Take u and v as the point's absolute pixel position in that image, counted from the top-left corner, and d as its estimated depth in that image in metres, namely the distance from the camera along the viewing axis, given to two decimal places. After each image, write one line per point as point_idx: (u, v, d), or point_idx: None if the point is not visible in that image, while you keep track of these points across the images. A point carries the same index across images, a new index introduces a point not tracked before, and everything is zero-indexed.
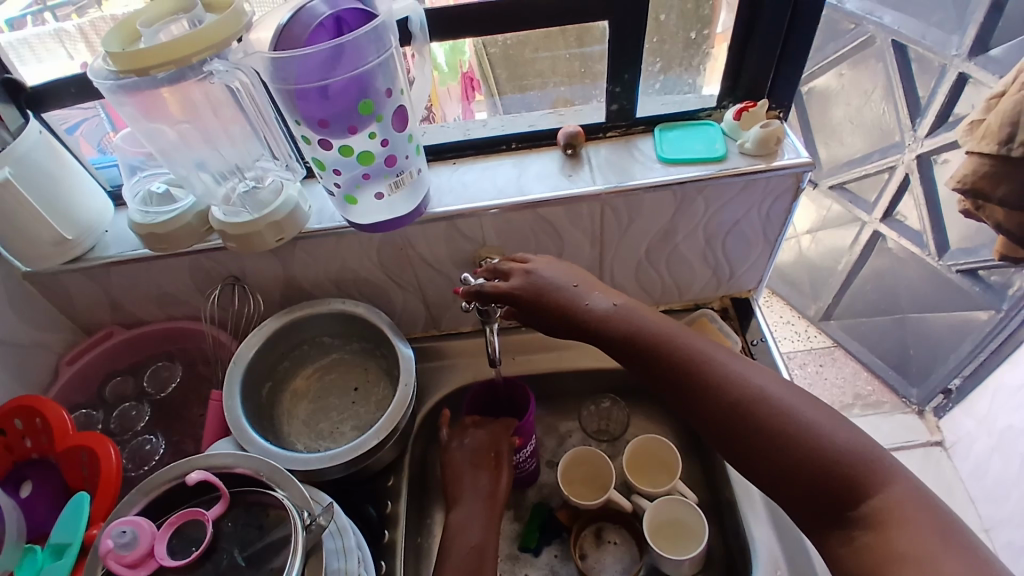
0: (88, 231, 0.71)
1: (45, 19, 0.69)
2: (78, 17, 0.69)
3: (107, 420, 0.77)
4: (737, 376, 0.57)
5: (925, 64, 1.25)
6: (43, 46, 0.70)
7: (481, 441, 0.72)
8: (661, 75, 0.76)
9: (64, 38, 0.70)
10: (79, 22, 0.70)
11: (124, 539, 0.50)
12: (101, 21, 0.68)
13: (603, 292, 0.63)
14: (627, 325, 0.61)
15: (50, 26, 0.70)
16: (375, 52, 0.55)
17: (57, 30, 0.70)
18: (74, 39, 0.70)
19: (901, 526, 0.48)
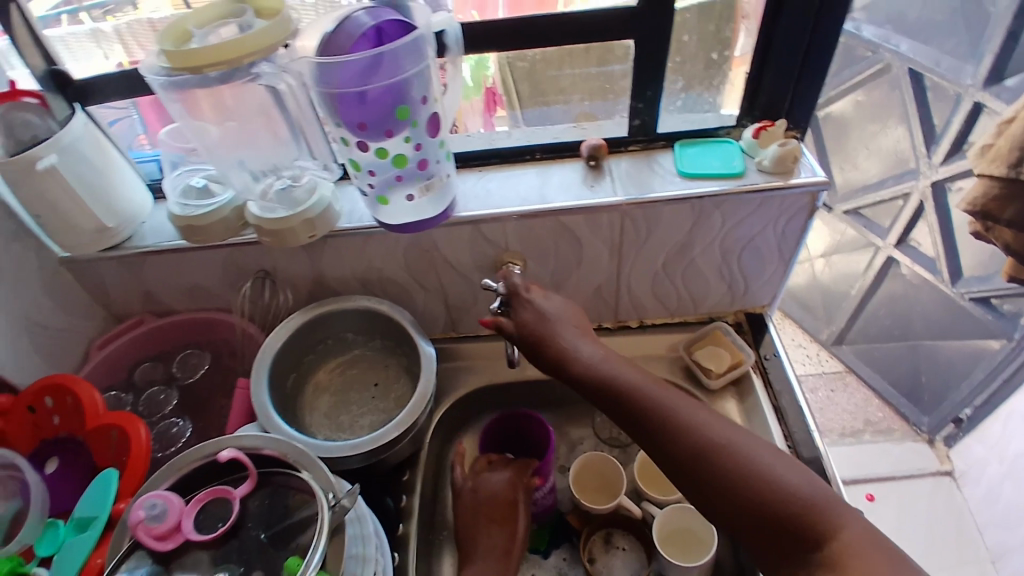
0: (128, 221, 0.74)
1: (81, 19, 0.73)
2: (113, 19, 0.74)
3: (135, 403, 0.79)
4: (693, 423, 0.56)
5: (940, 93, 1.28)
6: (79, 44, 0.75)
7: (497, 489, 0.73)
8: (683, 93, 0.78)
9: (100, 38, 0.75)
10: (114, 23, 0.74)
11: (155, 512, 0.53)
12: (139, 25, 0.74)
13: (591, 339, 0.65)
14: (602, 372, 0.61)
15: (85, 25, 0.74)
16: (413, 62, 0.58)
17: (93, 30, 0.74)
18: (110, 40, 0.75)
19: (859, 567, 0.47)
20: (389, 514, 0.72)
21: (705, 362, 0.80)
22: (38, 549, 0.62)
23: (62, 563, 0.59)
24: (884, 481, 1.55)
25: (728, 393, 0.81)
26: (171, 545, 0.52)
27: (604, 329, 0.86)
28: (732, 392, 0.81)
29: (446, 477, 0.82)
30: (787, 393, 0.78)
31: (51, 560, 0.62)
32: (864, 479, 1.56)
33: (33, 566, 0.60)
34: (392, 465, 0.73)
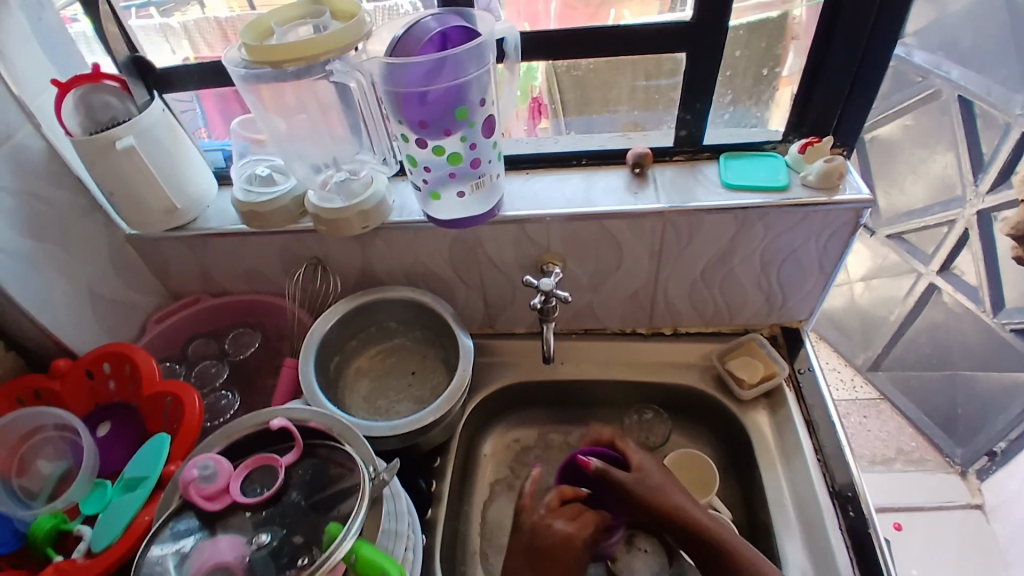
0: (195, 204, 0.79)
1: (150, 13, 0.80)
2: (181, 15, 0.80)
3: (188, 375, 0.84)
4: (730, 542, 0.65)
5: (991, 121, 1.25)
6: (149, 38, 0.81)
7: (556, 539, 0.66)
8: (731, 107, 0.80)
9: (169, 33, 0.81)
10: (181, 19, 0.81)
11: (206, 473, 0.57)
12: (205, 21, 0.81)
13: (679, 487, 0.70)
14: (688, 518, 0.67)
15: (154, 20, 0.80)
16: (475, 67, 0.62)
17: (162, 25, 0.81)
18: (178, 36, 0.82)
19: None
20: (421, 495, 0.75)
21: (738, 372, 0.81)
22: (85, 507, 0.66)
23: (105, 523, 0.62)
24: (915, 512, 1.56)
25: (759, 405, 0.81)
26: (218, 506, 0.56)
27: (638, 335, 0.88)
28: (763, 403, 0.81)
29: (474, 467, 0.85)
30: (820, 408, 0.78)
31: (94, 519, 0.66)
32: (894, 507, 1.57)
33: (77, 523, 0.65)
34: (425, 450, 0.75)
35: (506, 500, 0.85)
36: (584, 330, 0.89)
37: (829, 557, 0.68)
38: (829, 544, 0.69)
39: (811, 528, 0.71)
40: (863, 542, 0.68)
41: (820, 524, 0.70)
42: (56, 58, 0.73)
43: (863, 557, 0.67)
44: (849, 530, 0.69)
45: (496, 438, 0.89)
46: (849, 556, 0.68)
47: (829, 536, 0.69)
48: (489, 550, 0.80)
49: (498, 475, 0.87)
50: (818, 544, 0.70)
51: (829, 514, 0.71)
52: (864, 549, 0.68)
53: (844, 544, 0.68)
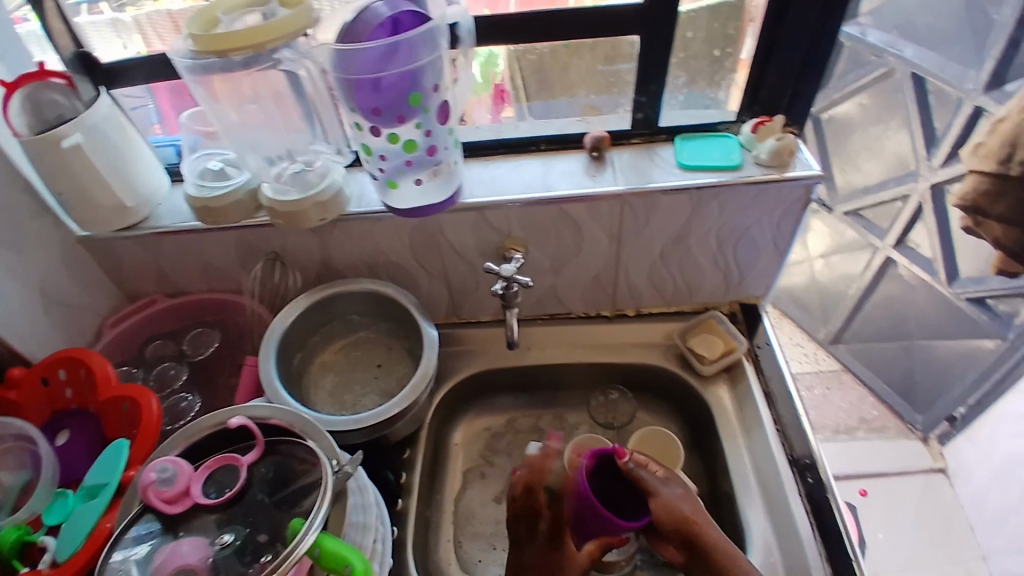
0: (147, 202, 0.77)
1: (101, 9, 0.76)
2: (132, 10, 0.77)
3: (146, 377, 0.82)
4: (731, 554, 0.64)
5: (943, 97, 1.29)
6: (99, 33, 0.78)
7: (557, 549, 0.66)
8: (685, 89, 0.81)
9: (119, 28, 0.78)
10: (133, 14, 0.77)
11: (166, 475, 0.56)
12: (156, 15, 0.77)
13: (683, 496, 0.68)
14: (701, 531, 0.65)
15: (105, 15, 0.77)
16: (428, 51, 0.60)
17: (112, 19, 0.77)
18: (129, 29, 0.78)
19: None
20: (390, 487, 0.75)
21: (699, 349, 0.83)
22: (47, 518, 0.64)
23: (70, 531, 0.61)
24: (877, 477, 1.60)
25: (720, 379, 0.84)
26: (179, 509, 0.55)
27: (602, 317, 0.89)
28: (724, 378, 0.84)
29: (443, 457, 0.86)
30: (778, 380, 0.81)
31: (58, 529, 0.64)
32: (857, 475, 1.60)
33: (42, 534, 0.62)
34: (393, 441, 0.75)
35: (478, 487, 0.86)
36: (549, 314, 0.89)
37: (790, 523, 0.71)
38: (789, 511, 0.71)
39: (771, 496, 0.74)
40: (822, 507, 0.71)
41: (780, 492, 0.73)
42: (5, 57, 0.72)
43: (822, 522, 0.70)
44: (808, 496, 0.72)
45: (465, 427, 0.90)
46: (809, 521, 0.70)
47: (789, 502, 0.72)
48: (462, 536, 0.81)
49: (469, 462, 0.87)
50: (779, 511, 0.72)
51: (789, 483, 0.73)
52: (823, 514, 0.70)
53: (805, 511, 0.71)
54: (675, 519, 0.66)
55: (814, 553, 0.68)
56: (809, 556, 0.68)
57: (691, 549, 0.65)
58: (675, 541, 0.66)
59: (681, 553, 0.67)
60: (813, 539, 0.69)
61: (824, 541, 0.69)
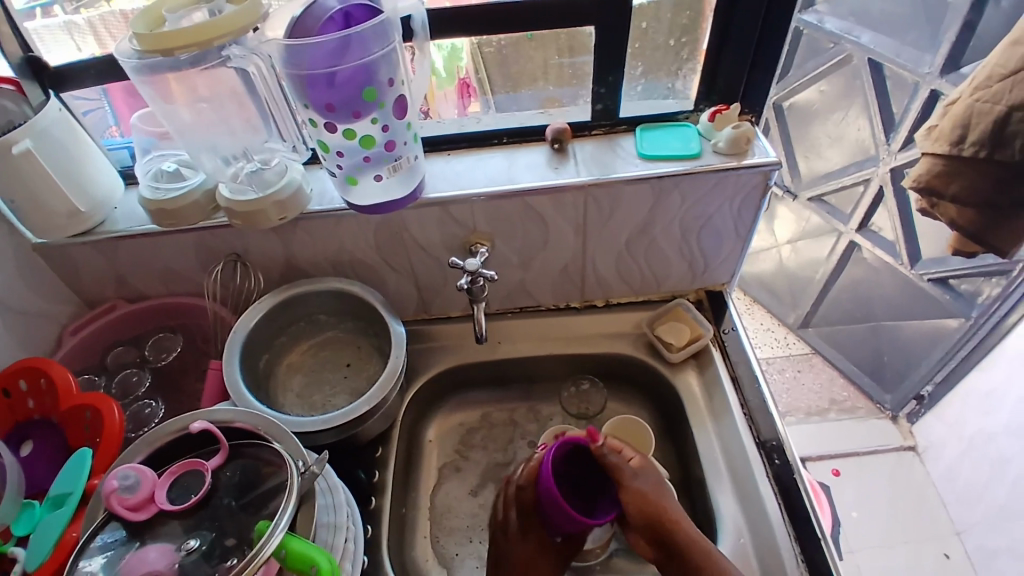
0: (100, 206, 0.75)
1: (54, 12, 0.73)
2: (86, 11, 0.74)
3: (108, 385, 0.80)
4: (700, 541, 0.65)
5: (899, 82, 1.31)
6: (52, 37, 0.75)
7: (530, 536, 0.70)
8: (642, 79, 0.81)
9: (73, 30, 0.75)
10: (87, 15, 0.74)
11: (128, 483, 0.54)
12: (110, 15, 0.74)
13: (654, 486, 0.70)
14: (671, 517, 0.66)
15: (58, 18, 0.74)
16: (379, 44, 0.60)
17: (65, 22, 0.74)
18: (83, 31, 0.75)
19: None
20: (361, 486, 0.74)
21: (666, 337, 0.84)
22: (15, 528, 0.62)
23: (37, 541, 0.60)
24: (849, 457, 1.61)
25: (688, 366, 0.85)
26: (144, 516, 0.54)
27: (572, 309, 0.90)
28: (692, 364, 0.85)
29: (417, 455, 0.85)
30: (744, 364, 0.82)
31: (27, 540, 0.62)
32: (828, 455, 1.62)
33: (9, 546, 0.61)
34: (364, 440, 0.75)
35: (454, 481, 0.85)
36: (519, 308, 0.90)
37: (759, 504, 0.72)
38: (758, 493, 0.72)
39: (739, 479, 0.75)
40: (789, 488, 0.72)
41: (749, 474, 0.74)
42: None
43: (789, 502, 0.71)
44: (776, 478, 0.73)
45: (439, 424, 0.89)
46: (777, 502, 0.71)
47: (757, 484, 0.73)
48: (437, 532, 0.81)
49: (444, 458, 0.87)
50: (748, 493, 0.73)
51: (757, 466, 0.74)
52: (790, 494, 0.71)
53: (773, 492, 0.72)
54: (647, 513, 0.67)
55: (782, 533, 0.69)
56: (778, 538, 0.69)
57: (662, 544, 0.66)
58: (647, 536, 0.67)
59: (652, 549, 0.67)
60: (782, 519, 0.70)
61: (791, 520, 0.70)
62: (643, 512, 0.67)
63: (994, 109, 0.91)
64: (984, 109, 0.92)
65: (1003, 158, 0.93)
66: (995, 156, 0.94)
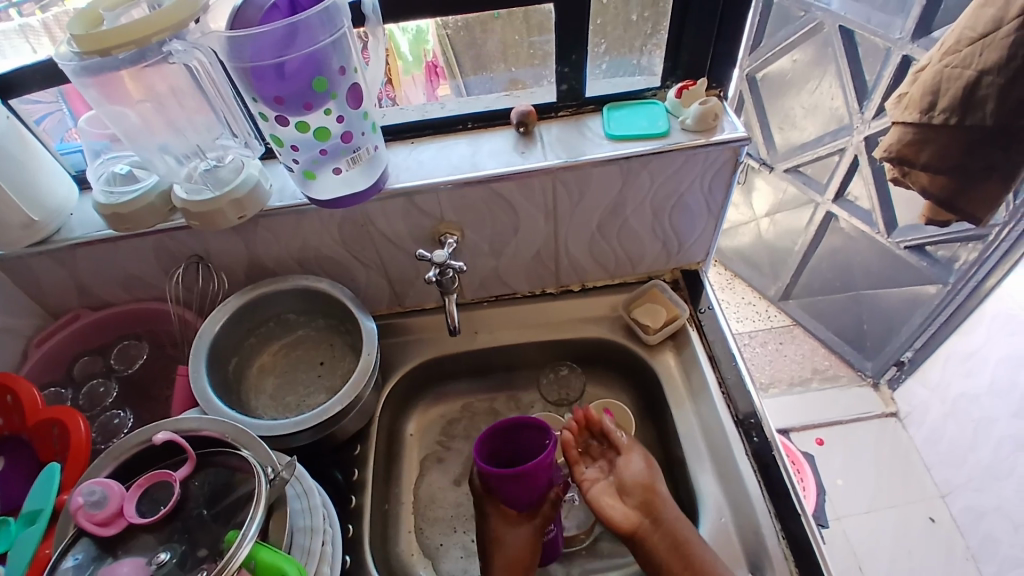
0: (55, 213, 0.72)
1: (10, 16, 0.73)
2: (41, 13, 0.73)
3: (76, 397, 0.78)
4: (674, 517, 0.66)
5: (871, 48, 1.30)
6: (8, 42, 0.73)
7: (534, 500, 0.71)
8: (606, 57, 0.79)
9: (28, 33, 0.73)
10: (42, 17, 0.73)
11: (95, 498, 0.52)
12: (62, 13, 0.71)
13: (643, 463, 0.71)
14: (652, 491, 0.68)
15: (15, 21, 0.73)
16: (327, 32, 0.57)
17: (21, 25, 0.73)
18: (38, 33, 0.73)
19: None
20: (339, 486, 0.73)
21: (643, 319, 0.84)
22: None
23: (15, 557, 0.57)
24: (833, 425, 1.63)
25: (666, 347, 0.84)
26: (114, 531, 0.52)
27: (547, 295, 0.89)
28: (670, 345, 0.84)
29: (398, 449, 0.84)
30: (721, 343, 0.82)
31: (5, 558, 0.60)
32: (813, 424, 1.64)
33: None
34: (341, 440, 0.74)
35: (438, 472, 0.85)
36: (494, 296, 0.88)
37: (739, 483, 0.71)
38: (738, 472, 0.72)
39: (720, 458, 0.75)
40: (768, 465, 0.72)
41: (728, 453, 0.74)
42: None
43: (768, 478, 0.71)
44: (754, 455, 0.73)
45: (419, 417, 0.88)
46: (756, 479, 0.71)
47: (736, 461, 0.73)
48: (422, 526, 0.80)
49: (426, 450, 0.86)
50: (730, 474, 0.73)
51: (736, 444, 0.74)
52: (769, 471, 0.71)
53: (752, 470, 0.72)
54: (641, 477, 0.69)
55: (762, 510, 0.69)
56: (760, 516, 0.69)
57: (651, 511, 0.67)
58: (633, 498, 0.68)
59: (638, 514, 0.68)
60: (762, 498, 0.70)
61: (771, 497, 0.70)
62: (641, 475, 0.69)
63: (964, 74, 0.90)
64: (954, 74, 0.91)
65: (974, 124, 0.93)
66: (966, 122, 0.93)
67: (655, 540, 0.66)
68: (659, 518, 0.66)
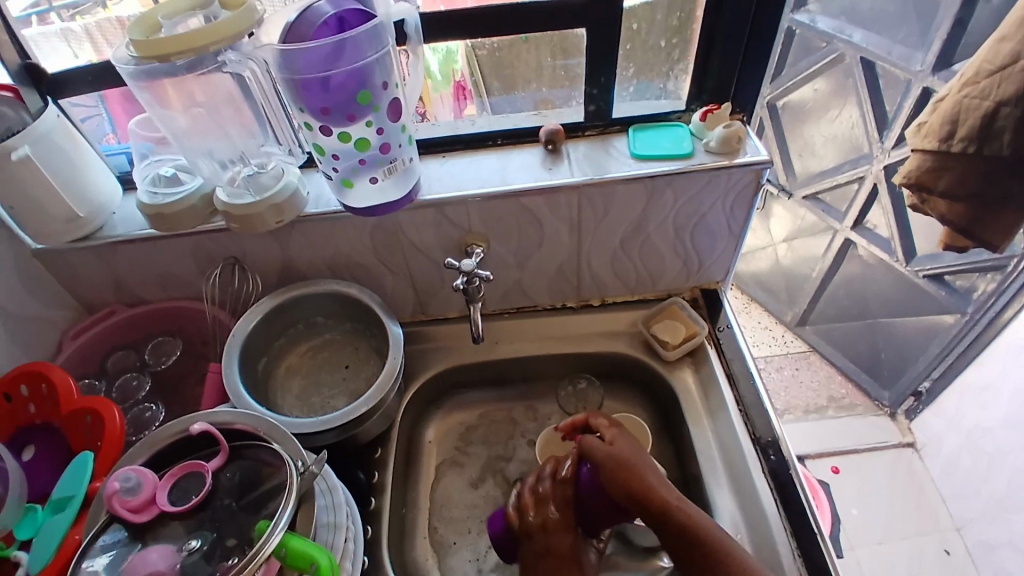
0: (99, 210, 0.75)
1: (51, 19, 0.74)
2: (83, 18, 0.75)
3: (109, 390, 0.81)
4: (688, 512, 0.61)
5: (892, 79, 1.31)
6: (47, 43, 0.75)
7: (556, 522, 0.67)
8: (634, 80, 0.82)
9: (69, 37, 0.75)
10: (83, 23, 0.75)
11: (130, 484, 0.55)
12: (105, 22, 0.75)
13: (635, 454, 0.66)
14: (650, 483, 0.63)
15: (55, 25, 0.75)
16: (373, 49, 0.61)
17: (62, 29, 0.75)
18: (79, 38, 0.76)
19: None
20: (360, 487, 0.74)
21: (662, 335, 0.85)
22: (18, 532, 0.62)
23: (41, 543, 0.60)
24: (847, 454, 1.62)
25: (684, 364, 0.85)
26: (146, 517, 0.54)
27: (568, 308, 0.90)
28: (688, 362, 0.86)
29: (416, 454, 0.86)
30: (739, 360, 0.83)
31: (32, 543, 0.62)
32: (829, 452, 1.63)
33: (15, 549, 0.61)
34: (362, 442, 0.75)
35: (454, 478, 0.86)
36: (516, 308, 0.90)
37: (755, 501, 0.72)
38: (754, 489, 0.73)
39: (736, 474, 0.75)
40: (785, 484, 0.72)
41: (745, 471, 0.74)
42: None
43: (785, 497, 0.72)
44: (771, 474, 0.73)
45: (438, 425, 0.90)
46: (773, 498, 0.72)
47: (753, 479, 0.73)
48: (438, 531, 0.81)
49: (444, 455, 0.88)
50: (745, 489, 0.74)
51: (753, 463, 0.74)
52: (786, 490, 0.72)
53: (769, 488, 0.72)
54: (632, 467, 0.64)
55: (778, 529, 0.69)
56: (776, 535, 0.69)
57: (657, 500, 0.62)
58: (633, 491, 0.63)
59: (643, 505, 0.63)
60: (778, 515, 0.70)
61: (787, 515, 0.70)
62: (616, 480, 0.64)
63: (982, 105, 0.92)
64: (973, 105, 0.93)
65: (991, 153, 0.94)
66: (983, 151, 0.95)
67: (670, 530, 0.61)
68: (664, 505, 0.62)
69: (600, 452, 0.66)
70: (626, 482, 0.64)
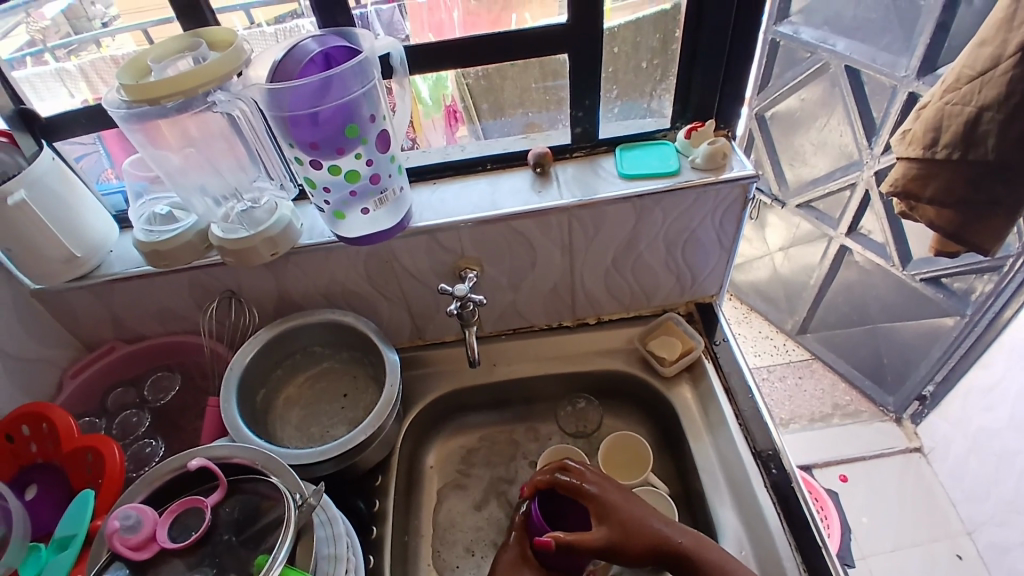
0: (95, 249, 0.76)
1: (46, 60, 0.76)
2: (78, 57, 0.76)
3: (109, 427, 0.81)
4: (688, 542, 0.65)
5: (876, 86, 1.33)
6: (44, 85, 0.77)
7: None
8: (618, 101, 0.84)
9: (65, 77, 0.77)
10: (77, 62, 0.77)
11: (130, 523, 0.54)
12: (100, 61, 0.77)
13: (625, 508, 0.67)
14: (649, 532, 0.66)
15: (50, 66, 0.76)
16: (360, 83, 0.62)
17: (57, 69, 0.76)
18: (75, 78, 0.77)
19: None
20: (361, 516, 0.74)
21: (659, 351, 0.85)
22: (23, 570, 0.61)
23: None
24: (855, 462, 1.61)
25: (682, 379, 0.85)
26: (146, 554, 0.54)
27: (565, 328, 0.91)
28: (686, 377, 0.86)
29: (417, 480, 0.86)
30: (736, 375, 0.83)
31: None
32: (836, 460, 1.61)
33: None
34: (363, 470, 0.75)
35: (455, 504, 0.85)
36: (512, 329, 0.91)
37: (758, 514, 0.72)
38: (757, 502, 0.72)
39: (738, 489, 0.75)
40: (787, 497, 0.72)
41: (747, 485, 0.74)
42: None
43: (788, 510, 0.71)
44: (774, 487, 0.73)
45: (438, 449, 0.90)
46: (775, 510, 0.71)
47: (755, 492, 0.73)
48: (442, 557, 0.80)
49: (445, 480, 0.87)
50: (746, 502, 0.73)
51: (755, 476, 0.74)
52: (789, 503, 0.72)
53: (771, 500, 0.72)
54: (629, 526, 0.66)
55: (782, 542, 0.69)
56: (781, 550, 0.69)
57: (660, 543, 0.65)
58: (638, 546, 0.65)
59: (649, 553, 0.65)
60: (782, 529, 0.70)
61: (791, 529, 0.70)
62: (620, 545, 0.65)
63: (964, 111, 0.93)
64: (955, 111, 0.94)
65: (976, 158, 0.95)
66: (968, 157, 0.96)
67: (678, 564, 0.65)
68: (668, 544, 0.65)
69: (595, 537, 0.65)
70: (631, 552, 0.65)
